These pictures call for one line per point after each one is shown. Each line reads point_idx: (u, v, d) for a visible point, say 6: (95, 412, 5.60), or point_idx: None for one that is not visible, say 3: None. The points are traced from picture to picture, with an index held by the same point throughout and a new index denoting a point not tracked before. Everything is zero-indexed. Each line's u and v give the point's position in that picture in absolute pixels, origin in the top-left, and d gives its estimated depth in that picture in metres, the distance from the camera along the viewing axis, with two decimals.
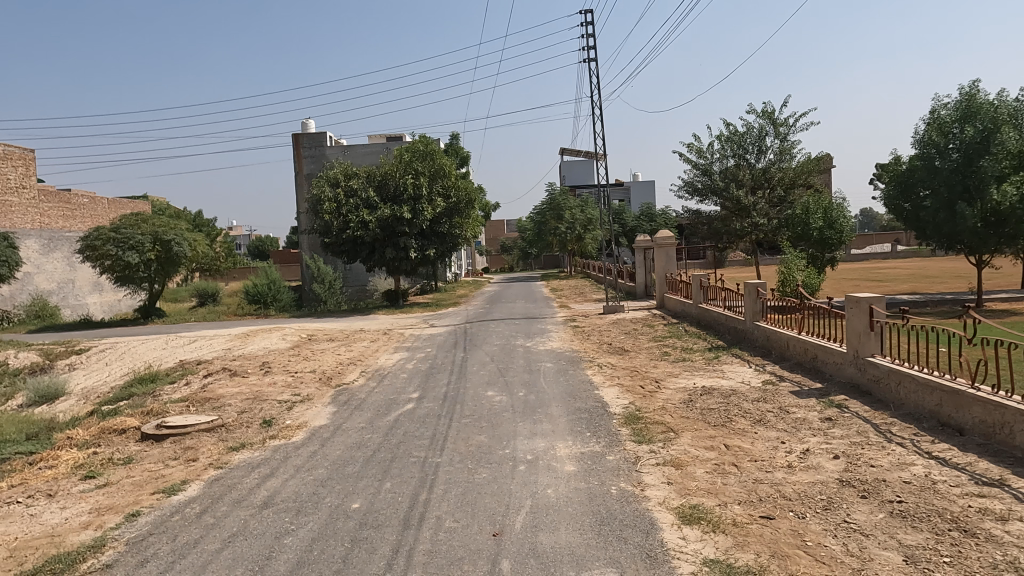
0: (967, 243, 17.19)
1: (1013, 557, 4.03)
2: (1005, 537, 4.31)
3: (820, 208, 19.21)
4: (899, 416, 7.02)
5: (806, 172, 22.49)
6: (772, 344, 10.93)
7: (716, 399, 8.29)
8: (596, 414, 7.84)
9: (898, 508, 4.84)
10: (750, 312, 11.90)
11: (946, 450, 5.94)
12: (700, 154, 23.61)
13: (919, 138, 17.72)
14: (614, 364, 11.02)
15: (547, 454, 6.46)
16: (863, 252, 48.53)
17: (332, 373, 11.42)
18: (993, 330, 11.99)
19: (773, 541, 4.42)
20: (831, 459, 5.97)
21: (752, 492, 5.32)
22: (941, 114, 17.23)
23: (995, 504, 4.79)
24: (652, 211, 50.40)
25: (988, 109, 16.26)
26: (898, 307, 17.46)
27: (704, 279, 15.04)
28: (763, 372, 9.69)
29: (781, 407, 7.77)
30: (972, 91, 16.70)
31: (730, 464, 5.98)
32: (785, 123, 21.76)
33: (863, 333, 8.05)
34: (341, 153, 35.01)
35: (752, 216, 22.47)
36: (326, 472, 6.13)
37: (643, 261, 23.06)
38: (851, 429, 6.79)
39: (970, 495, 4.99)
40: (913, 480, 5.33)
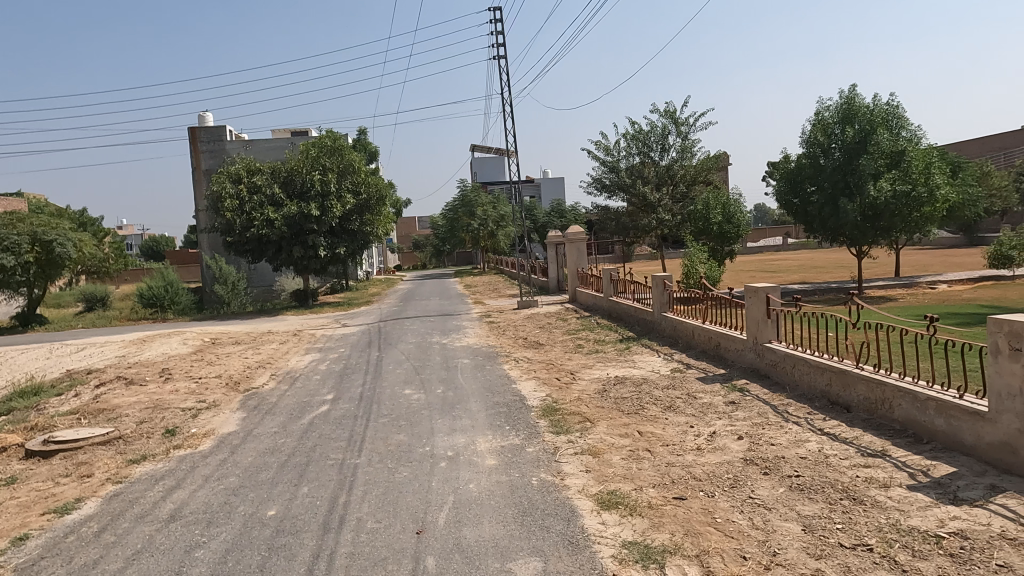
0: (849, 236, 18.64)
1: (895, 520, 4.45)
2: (887, 502, 4.75)
3: (719, 204, 20.24)
4: (794, 397, 7.54)
5: (706, 170, 23.50)
6: (679, 334, 11.44)
7: (628, 388, 8.60)
8: (514, 408, 7.93)
9: (795, 482, 5.22)
10: (658, 304, 12.38)
11: (835, 426, 6.44)
12: (608, 152, 24.27)
13: (805, 138, 19.00)
14: (530, 358, 11.17)
15: (467, 449, 6.48)
16: (758, 246, 51.60)
17: (239, 377, 10.93)
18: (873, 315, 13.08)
19: (686, 520, 4.65)
20: (735, 439, 6.33)
21: (665, 475, 5.55)
22: (824, 116, 18.52)
23: (879, 473, 5.26)
24: (562, 207, 51.36)
25: (866, 112, 17.59)
26: (791, 296, 18.70)
27: (614, 272, 15.49)
28: (670, 360, 10.15)
29: (688, 393, 8.16)
30: (851, 95, 18.01)
31: (644, 450, 6.22)
32: (685, 122, 22.69)
33: (760, 321, 8.58)
34: (242, 147, 33.47)
35: (657, 212, 23.36)
36: (237, 480, 5.88)
37: (555, 256, 23.47)
38: (752, 411, 7.23)
39: (857, 467, 5.44)
40: (808, 455, 5.75)
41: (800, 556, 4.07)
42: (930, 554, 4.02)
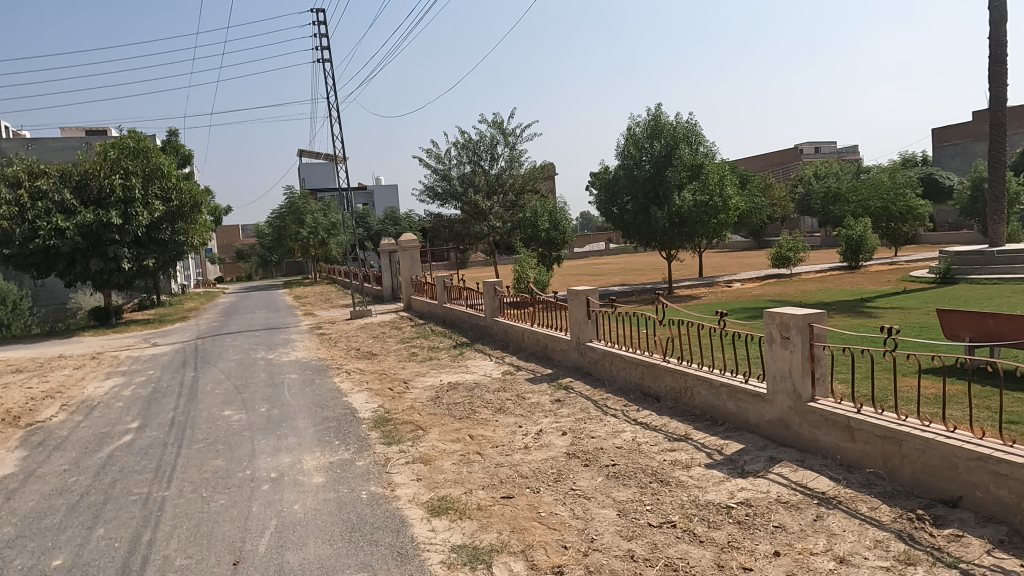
0: (660, 241, 20.43)
1: (695, 497, 4.96)
2: (688, 481, 5.28)
3: (546, 212, 21.21)
4: (612, 391, 8.10)
5: (533, 179, 24.51)
6: (509, 338, 11.82)
7: (461, 393, 8.72)
8: (344, 421, 7.70)
9: (612, 470, 5.62)
10: (489, 309, 12.68)
11: (647, 415, 7.04)
12: (439, 160, 24.42)
13: (620, 151, 20.53)
14: (363, 369, 10.90)
15: (293, 469, 6.17)
16: (584, 251, 54.79)
17: (19, 411, 9.46)
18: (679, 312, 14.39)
19: (512, 518, 4.81)
20: (559, 436, 6.67)
21: (494, 475, 5.70)
22: (635, 131, 20.15)
23: (682, 455, 5.83)
24: (396, 214, 50.79)
25: (669, 129, 19.35)
26: (609, 298, 20.11)
27: (447, 279, 15.62)
28: (502, 363, 10.44)
29: (517, 394, 8.45)
30: (657, 113, 19.82)
31: (474, 453, 6.34)
32: (513, 133, 23.50)
33: (582, 321, 9.12)
34: (21, 146, 29.13)
35: (489, 220, 23.98)
36: (14, 530, 5.09)
37: (388, 264, 23.17)
38: (575, 407, 7.66)
39: (664, 451, 5.98)
40: (623, 445, 6.22)
41: (614, 540, 4.39)
42: (722, 523, 4.53)
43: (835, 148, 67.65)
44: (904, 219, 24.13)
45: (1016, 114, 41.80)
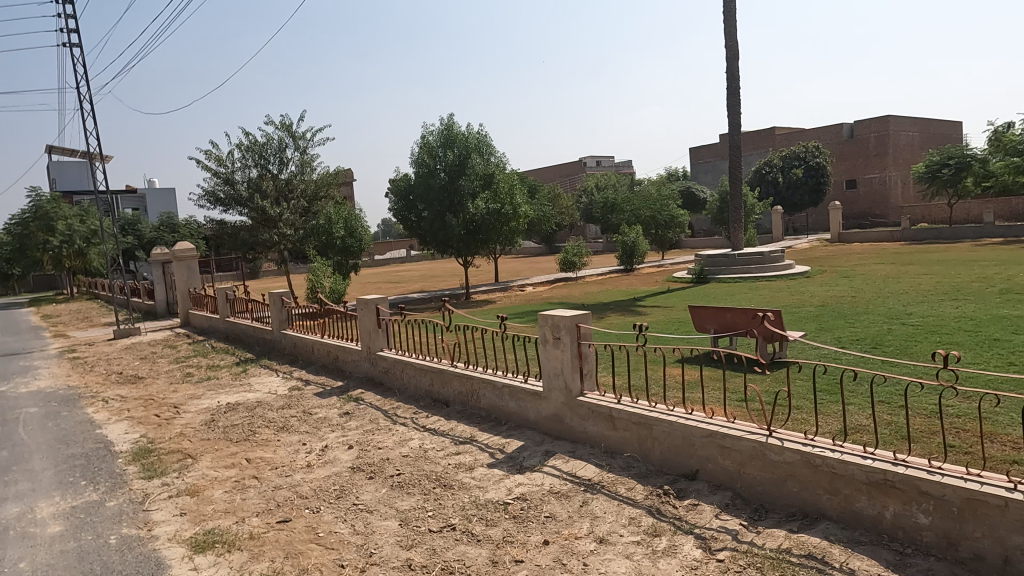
0: (456, 247, 20.86)
1: (475, 498, 5.10)
2: (470, 482, 5.42)
3: (341, 219, 20.53)
4: (402, 400, 8.07)
5: (327, 185, 23.69)
6: (298, 351, 11.25)
7: (240, 414, 8.10)
8: (95, 458, 6.75)
9: (396, 480, 5.58)
10: (276, 322, 11.96)
11: (436, 421, 7.11)
12: (220, 162, 22.49)
13: (414, 158, 20.57)
14: (124, 396, 9.65)
15: (22, 520, 5.25)
16: (385, 259, 54.17)
17: None
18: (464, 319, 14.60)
19: (287, 542, 4.57)
20: (345, 450, 6.48)
21: (270, 499, 5.37)
22: (429, 139, 20.34)
23: (467, 457, 5.97)
24: (173, 221, 45.95)
25: (462, 138, 19.99)
26: (398, 307, 20.01)
27: (229, 291, 14.46)
28: (289, 379, 9.89)
29: (303, 410, 8.06)
30: (449, 122, 20.24)
31: (250, 478, 5.91)
32: (304, 137, 22.43)
33: (372, 330, 8.96)
34: None
35: (279, 227, 22.65)
36: None
37: (162, 276, 20.87)
38: (364, 419, 7.50)
39: (450, 455, 6.08)
40: (409, 453, 6.22)
41: (394, 551, 4.35)
42: (498, 520, 4.70)
43: (613, 163, 74.46)
44: (668, 226, 27.20)
45: (750, 138, 49.38)
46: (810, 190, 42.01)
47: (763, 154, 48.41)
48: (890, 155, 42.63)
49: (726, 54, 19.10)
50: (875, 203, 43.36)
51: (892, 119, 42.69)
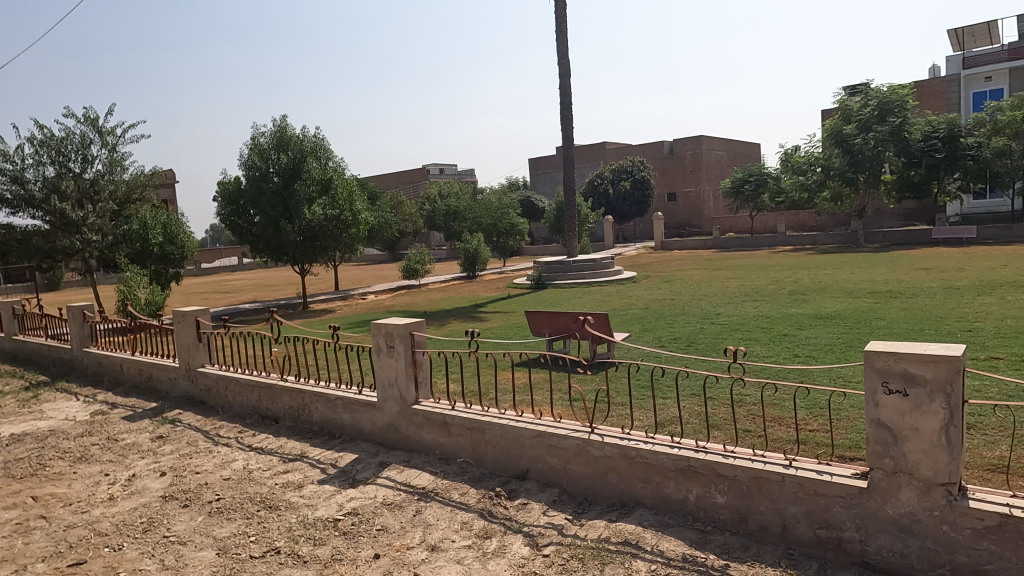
0: (291, 255, 19.87)
1: (303, 516, 4.88)
2: (298, 501, 5.17)
3: (158, 224, 18.71)
4: (226, 419, 7.51)
5: (141, 186, 21.51)
6: (104, 371, 10.06)
7: (26, 446, 7.07)
8: None
9: (215, 505, 5.18)
10: (76, 339, 10.60)
11: (263, 439, 6.69)
12: (6, 158, 19.55)
13: (244, 161, 19.23)
14: None
15: None
16: (213, 267, 50.27)
17: None
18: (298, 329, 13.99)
19: None
20: (157, 477, 5.90)
21: (61, 541, 4.74)
22: (260, 141, 19.15)
23: (296, 475, 5.69)
24: None
25: (297, 142, 19.07)
26: (223, 318, 18.75)
27: (16, 305, 12.59)
28: (92, 403, 8.81)
29: (108, 437, 7.21)
30: (282, 124, 19.21)
31: (36, 519, 5.18)
32: (112, 133, 20.21)
33: (192, 345, 8.24)
34: None
35: (82, 232, 20.16)
36: None
37: None
38: (181, 442, 6.88)
39: (277, 474, 5.76)
40: (231, 475, 5.79)
41: None
42: (327, 538, 4.53)
43: (456, 171, 75.22)
44: (510, 234, 27.89)
45: (583, 151, 52.25)
46: (636, 202, 45.32)
47: (595, 166, 51.45)
48: (703, 172, 47.29)
49: (559, 70, 20.10)
50: (692, 214, 47.81)
51: (704, 138, 47.37)
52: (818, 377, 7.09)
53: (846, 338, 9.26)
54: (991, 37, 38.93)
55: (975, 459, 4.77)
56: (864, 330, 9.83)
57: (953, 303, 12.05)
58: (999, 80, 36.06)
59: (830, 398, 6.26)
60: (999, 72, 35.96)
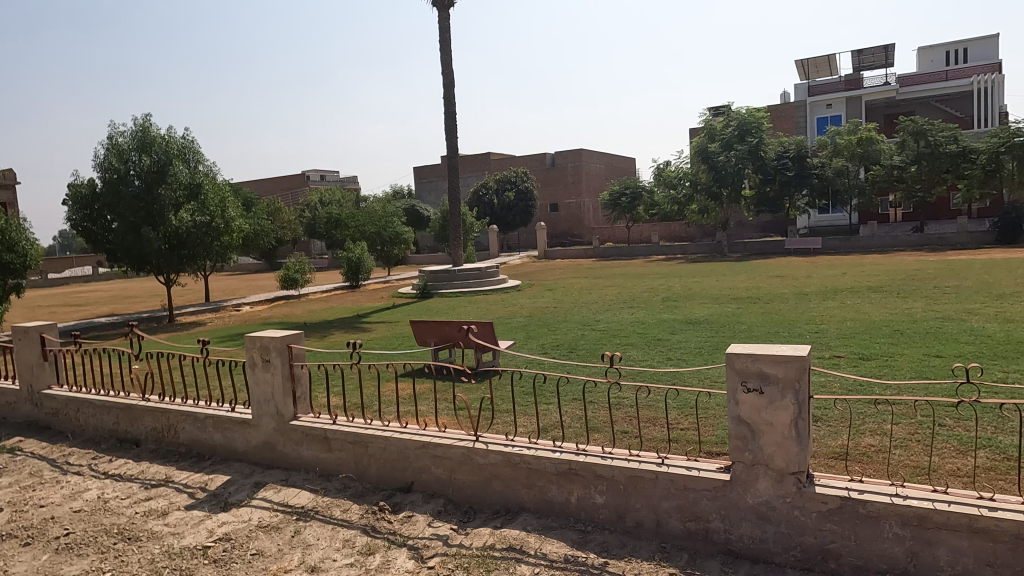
0: (155, 265, 18.44)
1: (168, 546, 4.53)
2: (163, 529, 4.79)
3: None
4: (78, 444, 6.82)
5: None
6: None
7: None
8: None
9: (63, 542, 4.69)
10: None
11: (122, 465, 6.15)
12: None
13: (99, 162, 17.60)
14: None
15: None
16: (62, 278, 45.59)
17: None
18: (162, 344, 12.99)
19: None
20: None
21: None
22: (118, 141, 17.61)
23: (159, 502, 5.27)
24: None
25: (161, 143, 17.74)
26: (74, 333, 17.05)
27: None
28: None
29: None
30: (144, 123, 17.79)
31: None
32: None
33: (35, 364, 7.41)
34: None
35: None
36: None
37: None
38: (23, 473, 6.17)
39: (138, 502, 5.30)
40: (83, 507, 5.27)
41: None
42: (195, 568, 4.23)
43: (337, 178, 73.20)
44: (394, 242, 27.48)
45: (467, 161, 52.59)
46: (520, 212, 46.22)
47: (480, 176, 51.94)
48: (583, 184, 49.15)
49: (443, 80, 20.16)
50: (573, 225, 49.44)
51: (584, 152, 49.25)
52: (689, 379, 7.58)
53: (713, 341, 9.96)
54: (831, 70, 43.60)
55: (820, 448, 5.28)
56: (728, 334, 10.60)
57: (803, 307, 13.30)
58: (838, 107, 40.35)
59: (698, 398, 6.70)
60: (837, 101, 40.26)
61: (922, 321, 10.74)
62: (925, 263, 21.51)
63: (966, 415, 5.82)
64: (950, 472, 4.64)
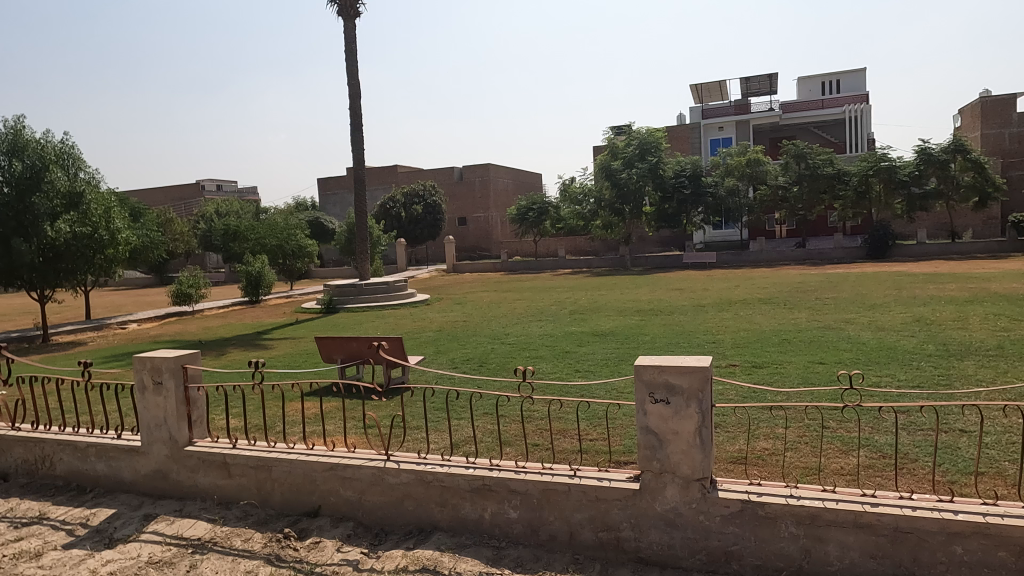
0: (26, 280, 16.81)
1: None
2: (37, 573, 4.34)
3: None
4: None
5: None
6: None
7: None
8: None
9: None
10: None
11: None
12: None
13: None
14: None
15: None
16: None
17: None
18: (36, 368, 11.87)
19: None
20: None
21: None
22: None
23: (32, 543, 4.78)
24: None
25: (35, 147, 16.25)
26: None
27: None
28: None
29: None
30: (15, 125, 16.25)
31: None
32: None
33: None
34: None
35: None
36: None
37: None
38: None
39: (6, 545, 4.78)
40: None
41: None
42: None
43: (236, 188, 70.01)
44: (297, 255, 26.53)
45: (374, 174, 51.76)
46: (428, 226, 45.91)
47: (387, 189, 51.25)
48: (491, 198, 49.56)
49: (349, 91, 19.78)
50: (481, 239, 49.66)
51: (491, 167, 49.77)
52: (597, 391, 7.77)
53: (618, 353, 10.28)
54: (722, 95, 46.44)
55: (720, 453, 5.54)
56: (633, 345, 10.95)
57: (700, 319, 13.99)
58: (729, 130, 43.13)
59: (607, 410, 6.87)
60: (728, 124, 43.04)
61: (807, 330, 11.55)
62: (808, 276, 23.19)
63: (848, 417, 6.30)
64: (835, 471, 4.99)
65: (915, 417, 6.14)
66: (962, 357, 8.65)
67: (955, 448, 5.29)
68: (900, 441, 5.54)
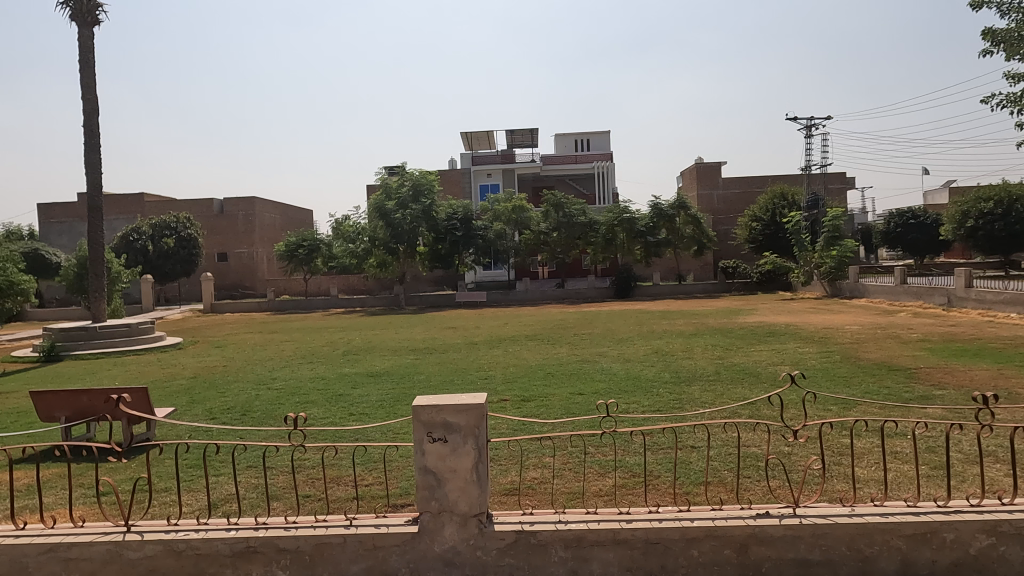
0: None
1: None
2: None
3: None
4: None
5: None
6: None
7: None
8: None
9: None
10: None
11: None
12: None
13: None
14: None
15: None
16: None
17: None
18: None
19: None
20: None
21: None
22: None
23: None
24: None
25: None
26: None
27: None
28: None
29: None
30: None
31: None
32: None
33: None
34: None
35: None
36: None
37: None
38: None
39: None
40: None
41: None
42: None
43: None
44: (7, 294, 21.74)
45: (112, 201, 45.45)
46: (181, 261, 41.36)
47: (130, 220, 45.37)
48: (256, 233, 46.40)
49: (83, 106, 17.28)
50: (244, 276, 46.11)
51: (256, 201, 46.85)
52: (371, 434, 7.56)
53: (393, 393, 10.17)
54: (489, 144, 49.42)
55: (494, 486, 5.73)
56: (407, 385, 10.91)
57: (473, 356, 14.42)
58: (496, 177, 45.89)
59: (384, 453, 6.77)
60: (495, 171, 45.82)
61: (567, 364, 12.55)
62: (567, 315, 25.24)
63: (605, 442, 6.96)
64: (595, 494, 5.45)
65: (656, 437, 7.00)
66: (690, 383, 10.08)
67: (688, 462, 6.12)
68: (645, 461, 6.26)
